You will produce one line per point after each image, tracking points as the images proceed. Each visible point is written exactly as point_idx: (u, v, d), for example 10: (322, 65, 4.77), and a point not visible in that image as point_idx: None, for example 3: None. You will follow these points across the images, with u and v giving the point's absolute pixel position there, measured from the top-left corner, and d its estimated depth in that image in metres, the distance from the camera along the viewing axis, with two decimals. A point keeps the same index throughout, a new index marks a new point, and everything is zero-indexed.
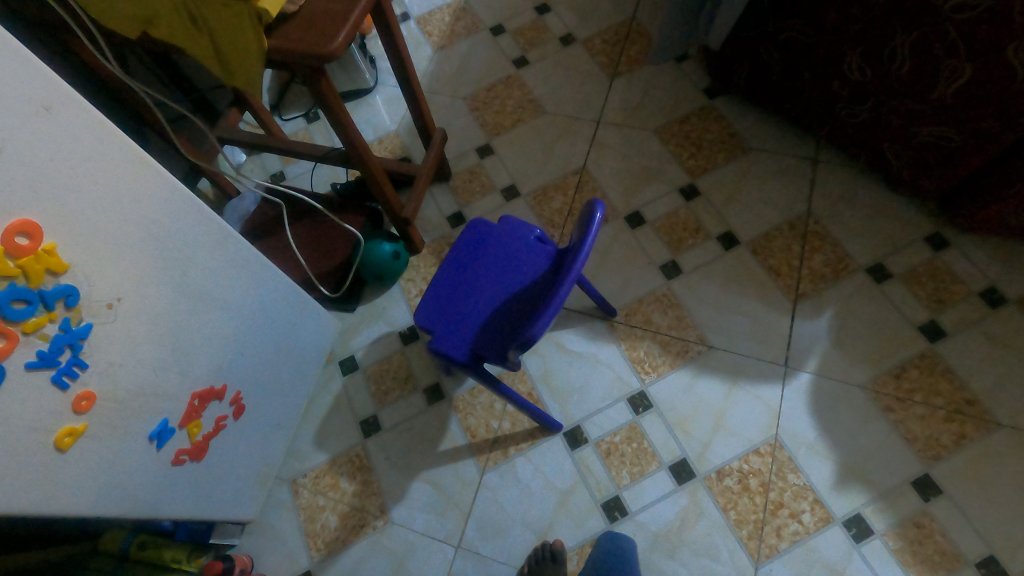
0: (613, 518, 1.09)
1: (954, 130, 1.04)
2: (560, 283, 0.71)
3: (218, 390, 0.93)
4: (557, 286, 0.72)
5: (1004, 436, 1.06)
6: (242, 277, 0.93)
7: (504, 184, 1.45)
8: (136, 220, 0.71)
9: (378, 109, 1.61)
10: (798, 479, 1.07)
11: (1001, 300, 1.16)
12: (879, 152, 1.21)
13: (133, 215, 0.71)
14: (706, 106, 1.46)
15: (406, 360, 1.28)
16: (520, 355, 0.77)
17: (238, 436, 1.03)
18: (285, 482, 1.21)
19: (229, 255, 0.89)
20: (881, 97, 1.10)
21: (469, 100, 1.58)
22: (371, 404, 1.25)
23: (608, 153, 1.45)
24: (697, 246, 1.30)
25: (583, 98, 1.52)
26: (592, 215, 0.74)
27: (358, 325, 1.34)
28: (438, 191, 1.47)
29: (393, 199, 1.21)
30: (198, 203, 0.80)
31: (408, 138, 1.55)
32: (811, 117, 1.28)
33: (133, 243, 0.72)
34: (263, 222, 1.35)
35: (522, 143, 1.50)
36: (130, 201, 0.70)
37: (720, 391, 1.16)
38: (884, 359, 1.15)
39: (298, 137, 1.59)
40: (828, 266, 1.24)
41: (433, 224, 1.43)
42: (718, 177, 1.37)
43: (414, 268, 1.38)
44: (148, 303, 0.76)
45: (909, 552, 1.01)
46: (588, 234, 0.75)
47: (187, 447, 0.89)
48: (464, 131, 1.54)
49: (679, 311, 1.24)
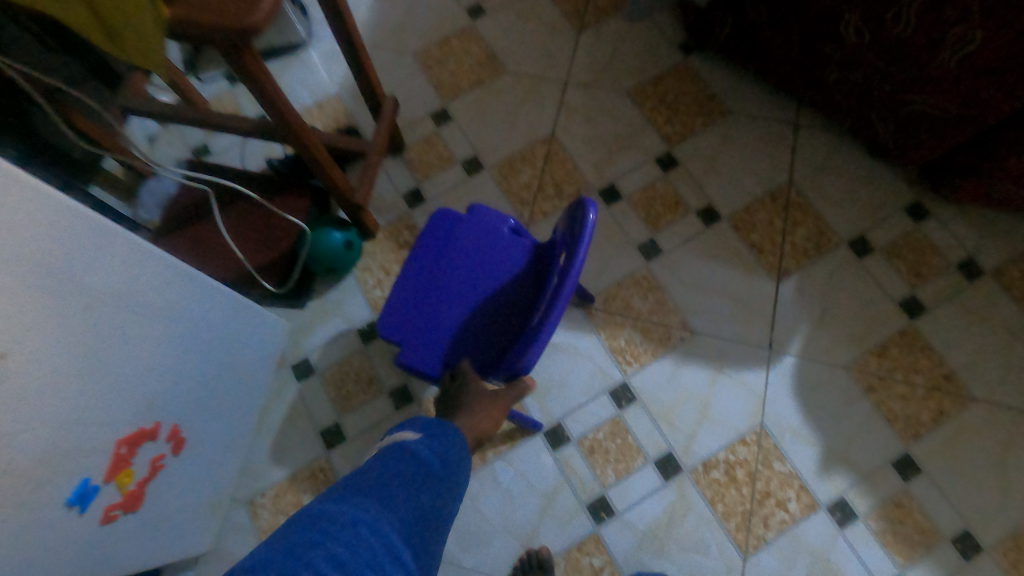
0: (600, 519, 1.05)
1: (951, 100, 0.97)
2: (557, 298, 0.64)
3: (150, 430, 0.80)
4: (554, 304, 0.64)
5: (979, 410, 1.06)
6: (166, 295, 0.79)
7: (464, 155, 1.30)
8: (22, 252, 0.56)
9: (314, 66, 1.40)
10: (784, 466, 1.05)
11: (979, 272, 1.14)
12: (864, 117, 1.14)
13: (16, 247, 0.55)
14: (681, 63, 1.34)
15: (368, 361, 1.16)
16: (518, 373, 0.70)
17: (181, 471, 0.90)
18: (241, 503, 1.10)
19: (147, 272, 0.75)
20: (876, 61, 1.01)
21: (419, 56, 1.40)
22: (332, 412, 1.14)
23: (577, 118, 1.31)
24: (677, 222, 1.22)
25: (548, 56, 1.37)
26: (585, 214, 0.66)
27: (310, 323, 1.20)
28: (391, 165, 1.31)
29: (340, 182, 1.06)
30: (99, 217, 0.65)
31: (351, 102, 1.37)
32: (796, 80, 1.19)
33: (20, 280, 0.56)
34: (188, 208, 1.16)
35: (483, 107, 1.34)
36: (11, 227, 0.54)
37: (704, 379, 1.11)
38: (867, 338, 1.12)
39: (224, 102, 1.38)
40: (810, 240, 1.19)
41: (387, 204, 1.28)
42: (697, 145, 1.27)
43: (369, 255, 1.24)
44: (52, 350, 0.61)
45: (890, 533, 1.01)
46: (583, 239, 0.66)
47: (119, 501, 0.76)
48: (416, 93, 1.37)
49: (660, 295, 1.17)
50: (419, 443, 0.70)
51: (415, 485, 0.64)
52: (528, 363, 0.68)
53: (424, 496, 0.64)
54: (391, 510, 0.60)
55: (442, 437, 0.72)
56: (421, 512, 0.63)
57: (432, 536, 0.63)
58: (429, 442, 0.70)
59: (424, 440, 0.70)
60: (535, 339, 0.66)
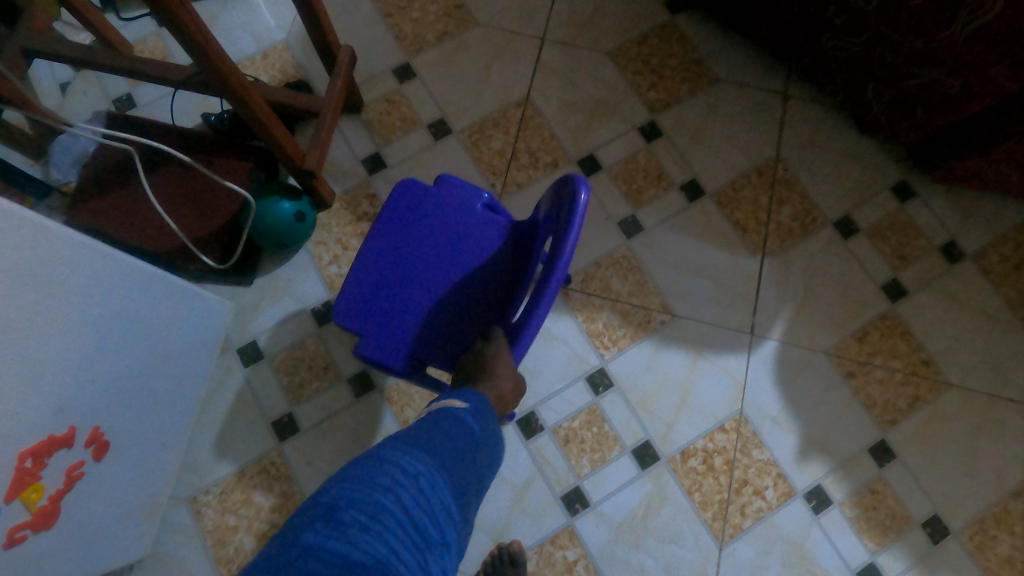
0: (575, 511, 1.00)
1: (953, 75, 0.91)
2: (544, 293, 0.56)
3: (62, 437, 0.68)
4: (539, 298, 0.57)
5: (954, 396, 1.06)
6: (72, 280, 0.66)
7: (431, 117, 1.18)
8: None
9: (257, 8, 1.23)
10: (762, 454, 1.02)
11: (960, 256, 1.12)
12: (859, 89, 1.08)
13: None
14: (667, 23, 1.24)
15: (324, 345, 1.06)
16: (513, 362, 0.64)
17: (105, 479, 0.78)
18: (182, 501, 1.00)
19: (46, 253, 0.62)
20: (880, 29, 0.94)
21: (380, 2, 1.25)
22: (285, 400, 1.04)
23: (555, 79, 1.20)
24: (659, 198, 1.14)
25: (524, 7, 1.24)
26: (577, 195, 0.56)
27: (258, 302, 1.09)
28: (348, 127, 1.17)
29: (289, 144, 0.93)
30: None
31: (301, 52, 1.21)
32: (790, 46, 1.11)
33: None
34: (108, 168, 1.01)
35: (451, 64, 1.21)
36: None
37: (684, 364, 1.06)
38: (848, 323, 1.09)
39: (149, 45, 1.21)
40: (796, 220, 1.14)
41: (344, 170, 1.15)
42: (683, 114, 1.19)
43: (324, 228, 1.12)
44: None
45: (863, 519, 1.00)
46: (572, 223, 0.56)
47: (29, 519, 0.65)
48: (376, 45, 1.22)
49: (640, 275, 1.10)
50: (475, 406, 0.62)
51: (470, 452, 0.59)
52: (518, 356, 0.62)
53: (477, 463, 0.59)
54: (451, 472, 0.55)
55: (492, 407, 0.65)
56: (472, 478, 0.58)
57: (475, 502, 0.59)
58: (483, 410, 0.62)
59: (479, 403, 0.63)
60: (520, 338, 0.59)
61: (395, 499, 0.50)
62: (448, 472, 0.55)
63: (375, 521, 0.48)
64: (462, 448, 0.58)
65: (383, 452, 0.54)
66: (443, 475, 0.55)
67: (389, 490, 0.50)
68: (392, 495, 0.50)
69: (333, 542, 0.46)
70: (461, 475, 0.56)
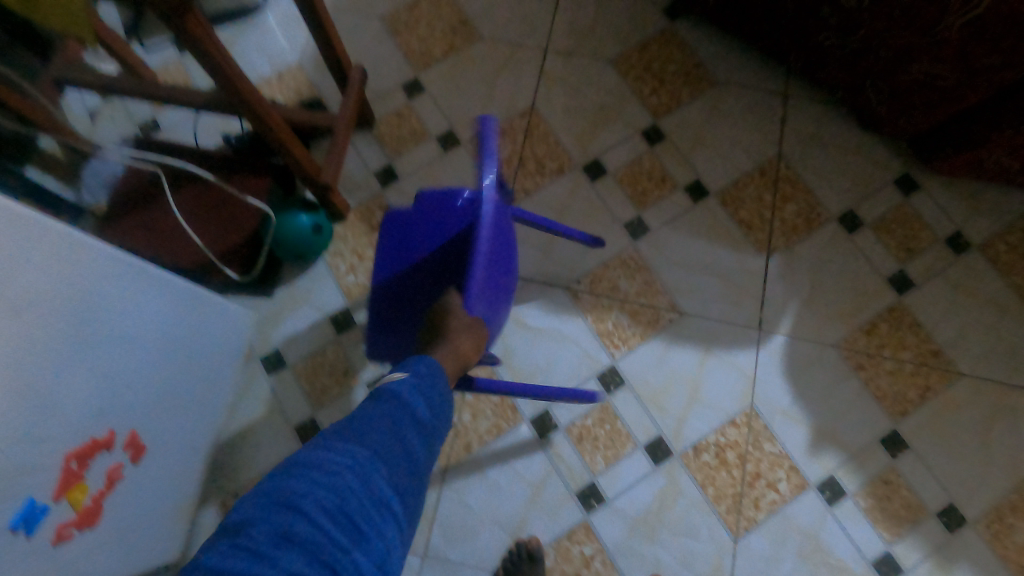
0: (590, 507, 1.02)
1: (949, 68, 0.93)
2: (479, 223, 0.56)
3: (103, 440, 0.73)
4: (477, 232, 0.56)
5: (965, 385, 1.06)
6: (107, 293, 0.70)
7: (439, 129, 1.22)
8: None
9: (272, 32, 1.29)
10: (774, 447, 1.04)
11: (966, 246, 1.13)
12: (857, 86, 1.10)
13: None
14: (667, 29, 1.27)
15: (343, 351, 1.10)
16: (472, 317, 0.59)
17: (142, 481, 0.83)
18: (213, 505, 1.04)
19: (85, 268, 0.67)
20: (874, 27, 0.96)
21: (388, 21, 1.30)
22: (307, 406, 1.08)
23: (559, 88, 1.24)
24: (664, 199, 1.17)
25: (526, 19, 1.28)
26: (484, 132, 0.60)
27: (279, 312, 1.13)
28: (360, 141, 1.22)
29: (306, 160, 0.97)
30: (10, 203, 0.56)
31: (314, 72, 1.26)
32: (787, 47, 1.14)
33: None
34: (137, 189, 1.06)
35: (458, 77, 1.26)
36: None
37: (693, 361, 1.08)
38: (856, 315, 1.10)
39: (171, 72, 1.27)
40: (800, 216, 1.15)
41: (357, 183, 1.19)
42: (684, 116, 1.22)
43: (340, 239, 1.16)
44: None
45: (878, 510, 1.01)
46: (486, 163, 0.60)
47: (74, 518, 0.69)
48: (386, 63, 1.27)
49: (647, 276, 1.13)
50: (408, 384, 0.57)
51: (406, 436, 0.54)
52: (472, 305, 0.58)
53: (415, 446, 0.54)
54: (381, 461, 0.51)
55: (435, 381, 0.59)
56: (411, 463, 0.54)
57: (420, 487, 0.55)
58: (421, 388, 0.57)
59: (414, 381, 0.57)
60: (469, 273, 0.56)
61: (313, 502, 0.46)
62: (378, 461, 0.51)
63: (291, 534, 0.45)
64: (395, 432, 0.53)
65: (304, 452, 0.50)
66: (376, 465, 0.51)
67: (305, 495, 0.47)
68: (310, 498, 0.46)
69: (242, 560, 0.43)
70: (395, 462, 0.52)
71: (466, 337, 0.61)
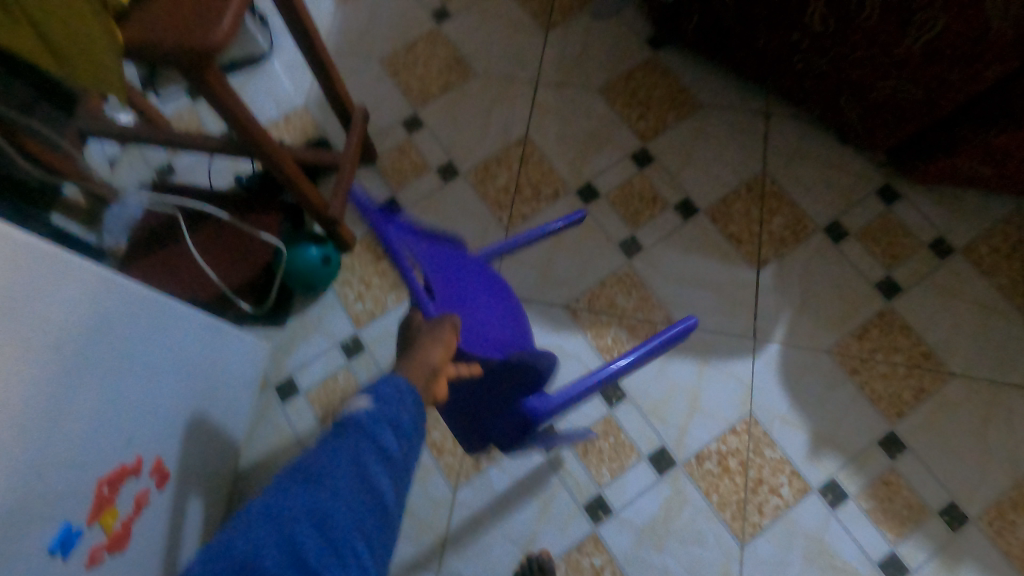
0: (598, 519, 1.05)
1: (916, 84, 0.99)
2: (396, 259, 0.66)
3: (132, 466, 0.77)
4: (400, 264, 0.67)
5: (958, 385, 1.09)
6: (134, 327, 0.76)
7: (439, 161, 1.29)
8: None
9: (279, 77, 1.37)
10: (775, 453, 1.07)
11: (949, 251, 1.17)
12: (832, 105, 1.16)
13: None
14: (651, 58, 1.34)
15: (353, 377, 1.15)
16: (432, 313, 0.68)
17: (167, 506, 0.86)
18: None
19: (113, 305, 0.72)
20: (841, 50, 1.03)
21: (387, 62, 1.38)
22: (321, 430, 1.12)
23: (550, 117, 1.31)
24: (656, 218, 1.22)
25: (517, 55, 1.36)
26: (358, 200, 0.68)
27: (292, 341, 1.18)
28: (364, 176, 1.29)
29: (314, 196, 1.03)
30: (45, 245, 0.62)
31: (320, 113, 1.34)
32: (763, 71, 1.21)
33: None
34: (155, 230, 1.13)
35: (455, 111, 1.33)
36: None
37: (692, 372, 1.12)
38: (847, 321, 1.14)
39: (185, 118, 1.35)
40: (787, 229, 1.20)
41: (363, 216, 1.26)
42: (671, 138, 1.28)
43: (348, 269, 1.22)
44: (27, 391, 0.59)
45: (880, 511, 1.03)
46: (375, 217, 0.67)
47: (105, 541, 0.73)
48: (386, 101, 1.35)
49: (643, 291, 1.17)
50: (368, 415, 0.58)
51: (366, 467, 0.57)
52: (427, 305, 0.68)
53: (377, 479, 0.57)
54: (340, 504, 0.55)
55: (400, 408, 0.60)
56: (374, 494, 0.57)
57: (389, 514, 0.58)
58: (382, 419, 0.59)
59: (374, 410, 0.58)
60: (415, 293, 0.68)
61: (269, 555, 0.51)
62: (335, 503, 0.55)
63: None
64: (354, 466, 0.57)
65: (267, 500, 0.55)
66: (334, 507, 0.55)
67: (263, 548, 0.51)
68: (267, 552, 0.51)
69: None
70: (354, 501, 0.56)
71: (431, 343, 0.62)
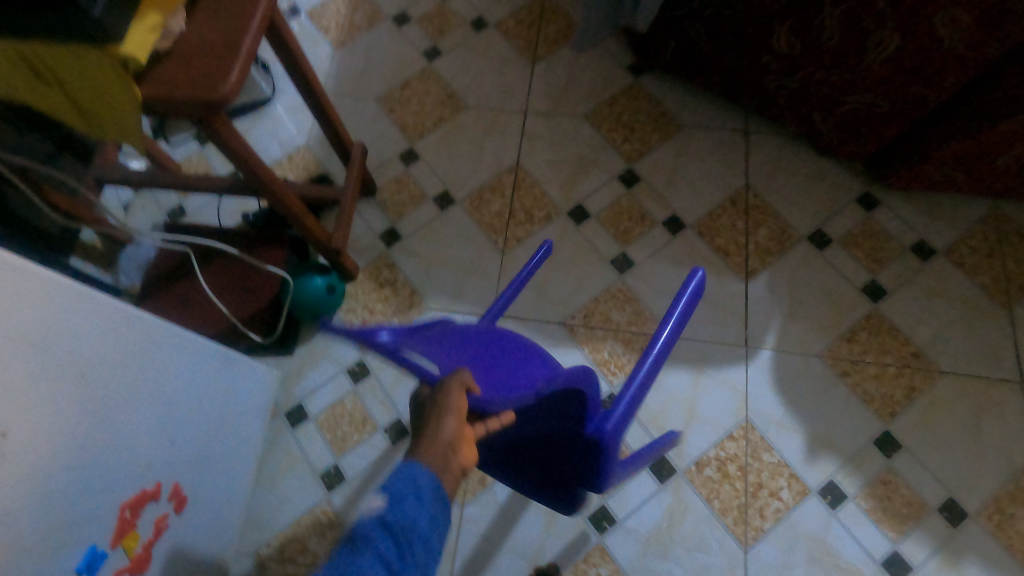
0: (603, 529, 1.07)
1: (881, 98, 1.05)
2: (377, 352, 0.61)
3: (151, 491, 0.81)
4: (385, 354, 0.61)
5: (948, 383, 1.12)
6: (153, 358, 0.81)
7: (435, 190, 1.35)
8: (23, 330, 0.60)
9: (281, 119, 1.45)
10: (773, 457, 1.09)
11: (931, 253, 1.21)
12: (806, 120, 1.22)
13: (18, 320, 0.60)
14: (633, 84, 1.41)
15: (360, 401, 1.19)
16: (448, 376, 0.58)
17: (184, 531, 0.90)
18: (247, 557, 1.10)
19: (134, 338, 0.78)
20: (809, 69, 1.09)
21: (383, 101, 1.46)
22: (331, 454, 1.15)
23: (540, 144, 1.37)
24: (645, 234, 1.27)
25: (506, 87, 1.43)
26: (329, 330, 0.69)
27: (300, 369, 1.23)
28: (365, 208, 1.35)
29: (318, 229, 1.09)
30: (73, 284, 0.68)
31: (321, 151, 1.41)
32: (738, 92, 1.28)
33: (25, 355, 0.60)
34: (169, 269, 1.19)
35: (449, 143, 1.39)
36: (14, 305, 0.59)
37: (687, 381, 1.15)
38: (836, 325, 1.17)
39: (194, 162, 1.43)
40: (772, 239, 1.25)
41: (364, 246, 1.31)
42: (656, 159, 1.34)
43: (352, 298, 1.27)
44: (57, 419, 0.64)
45: (880, 510, 1.05)
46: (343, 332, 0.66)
47: (127, 565, 0.76)
48: (383, 137, 1.42)
49: (636, 305, 1.22)
50: (384, 516, 0.49)
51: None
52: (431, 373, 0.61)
53: None
54: None
55: (419, 509, 0.51)
56: None
57: None
58: (399, 521, 0.49)
59: (387, 508, 0.50)
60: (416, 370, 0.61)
61: None
62: None
63: None
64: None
65: None
66: None
67: None
68: None
69: None
70: None
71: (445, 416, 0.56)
